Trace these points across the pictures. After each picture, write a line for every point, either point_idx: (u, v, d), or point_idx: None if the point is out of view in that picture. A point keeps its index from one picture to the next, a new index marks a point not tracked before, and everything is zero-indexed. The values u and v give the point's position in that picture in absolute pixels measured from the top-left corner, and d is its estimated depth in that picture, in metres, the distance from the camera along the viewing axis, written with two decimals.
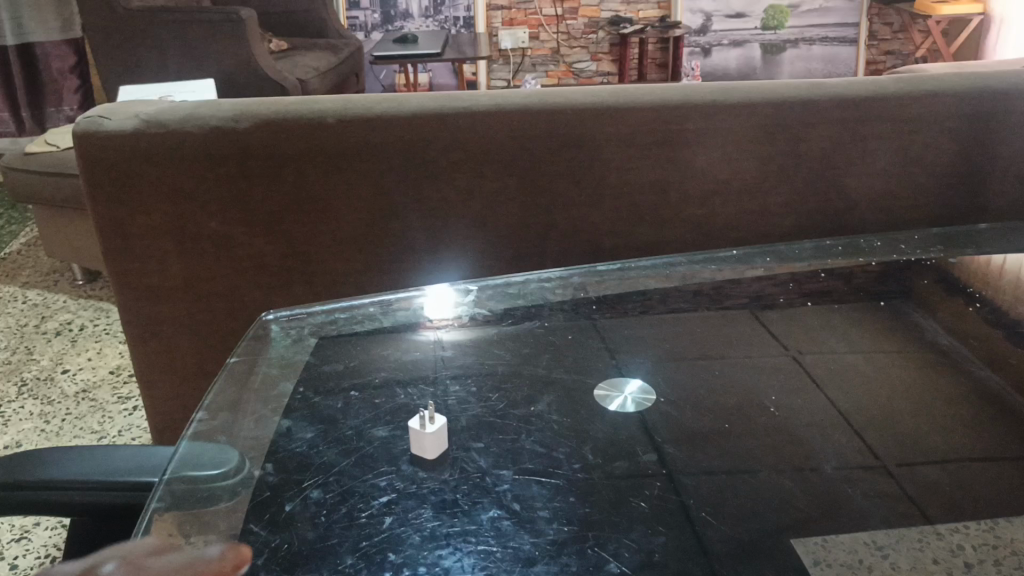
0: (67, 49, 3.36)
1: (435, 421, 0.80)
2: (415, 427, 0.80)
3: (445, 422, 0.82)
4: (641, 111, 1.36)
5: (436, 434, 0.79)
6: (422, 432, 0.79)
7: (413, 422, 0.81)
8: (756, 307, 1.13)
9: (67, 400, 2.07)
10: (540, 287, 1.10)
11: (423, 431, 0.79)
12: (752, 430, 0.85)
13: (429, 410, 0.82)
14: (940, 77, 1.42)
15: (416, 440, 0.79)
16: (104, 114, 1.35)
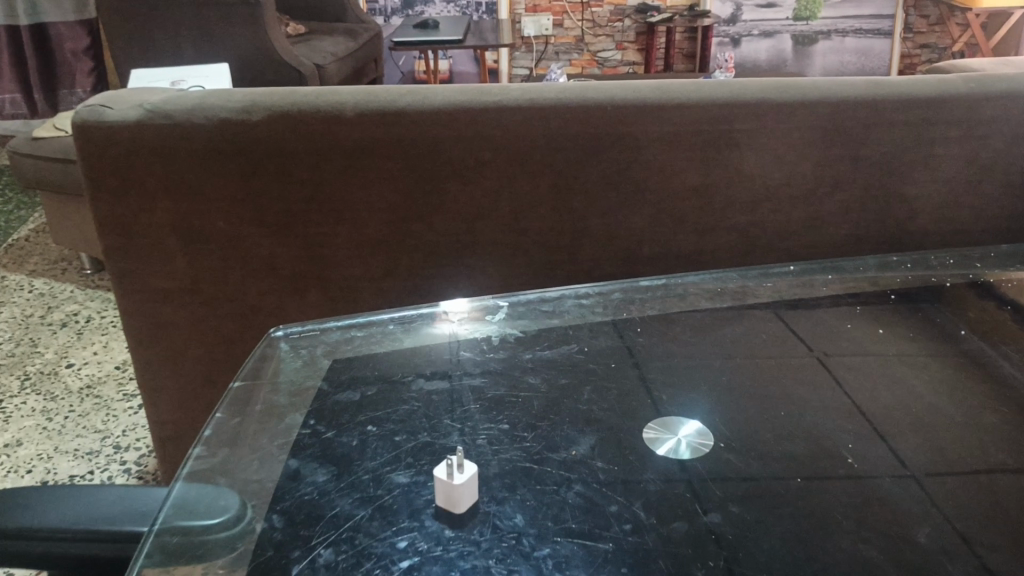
0: (81, 31, 3.24)
1: (466, 469, 0.70)
2: (442, 477, 0.69)
3: (476, 470, 0.71)
4: (689, 110, 1.24)
5: (467, 484, 0.69)
6: (452, 482, 0.68)
7: (439, 470, 0.70)
8: (821, 331, 1.00)
9: (71, 397, 1.97)
10: (577, 305, 1.01)
11: (453, 481, 0.69)
12: (824, 483, 0.75)
13: (457, 455, 0.71)
14: (1013, 78, 1.30)
15: (445, 491, 0.69)
16: (105, 102, 1.24)
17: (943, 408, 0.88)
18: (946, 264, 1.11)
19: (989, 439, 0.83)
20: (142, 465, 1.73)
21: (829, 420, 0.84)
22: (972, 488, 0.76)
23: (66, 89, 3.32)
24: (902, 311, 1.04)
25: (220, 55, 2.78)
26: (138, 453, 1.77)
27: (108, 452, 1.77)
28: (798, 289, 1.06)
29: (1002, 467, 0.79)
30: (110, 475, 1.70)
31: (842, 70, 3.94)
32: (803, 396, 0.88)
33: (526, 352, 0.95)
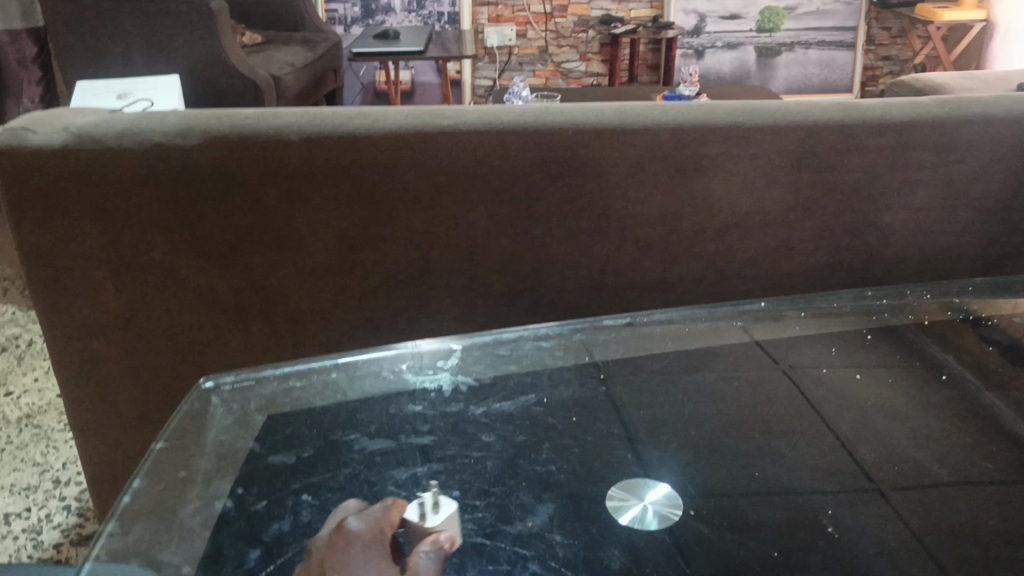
0: (27, 39, 3.02)
1: (443, 505, 0.69)
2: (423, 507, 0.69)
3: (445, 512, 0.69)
4: (655, 135, 1.18)
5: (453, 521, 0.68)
6: (439, 517, 0.67)
7: (408, 508, 0.68)
8: (790, 370, 0.97)
9: (8, 427, 1.83)
10: (535, 346, 0.93)
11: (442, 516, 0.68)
12: (801, 558, 0.71)
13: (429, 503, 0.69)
14: (991, 99, 1.26)
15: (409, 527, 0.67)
16: (27, 126, 1.15)
17: (926, 466, 0.83)
18: (925, 296, 1.06)
19: (975, 500, 0.79)
20: (83, 501, 1.60)
21: (804, 484, 0.80)
22: (956, 556, 0.72)
23: (12, 99, 3.05)
24: (878, 354, 1.00)
25: (171, 66, 2.68)
26: (79, 487, 1.64)
27: (46, 486, 1.64)
28: (769, 325, 1.01)
29: (988, 535, 0.75)
30: (48, 512, 1.57)
31: (804, 83, 3.94)
32: (780, 455, 0.84)
33: (479, 406, 0.89)
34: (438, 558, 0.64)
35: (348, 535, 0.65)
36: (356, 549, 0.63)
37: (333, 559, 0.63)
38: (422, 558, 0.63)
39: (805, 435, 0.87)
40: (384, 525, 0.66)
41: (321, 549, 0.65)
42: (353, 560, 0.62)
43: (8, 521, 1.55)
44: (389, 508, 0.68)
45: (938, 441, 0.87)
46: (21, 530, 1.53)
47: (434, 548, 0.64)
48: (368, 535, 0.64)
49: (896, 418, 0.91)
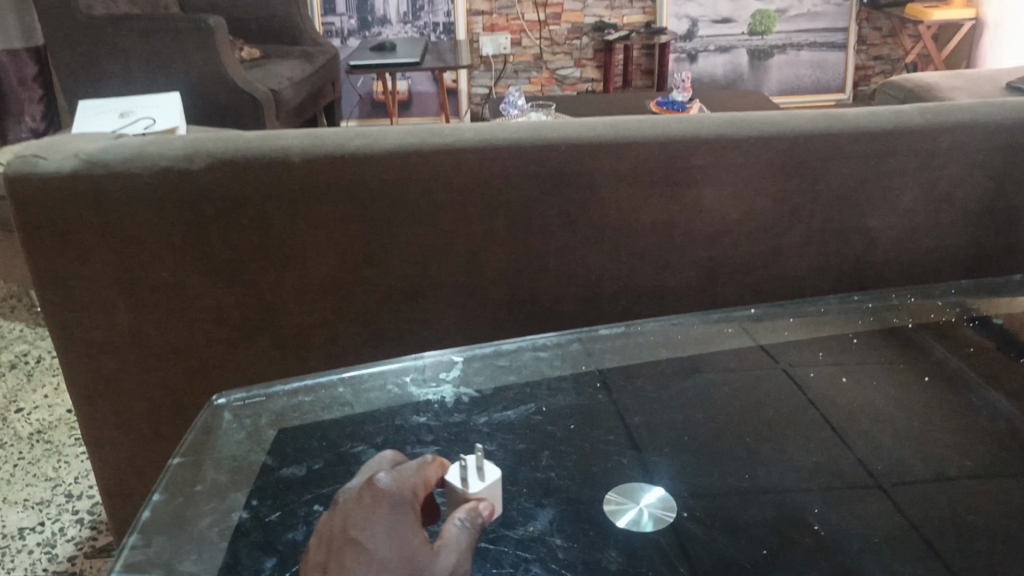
0: (28, 59, 3.07)
1: (488, 471, 0.68)
2: (468, 470, 0.68)
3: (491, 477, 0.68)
4: (646, 148, 1.22)
5: (497, 487, 0.68)
6: (484, 483, 0.67)
7: (450, 470, 0.68)
8: (787, 364, 1.03)
9: (20, 443, 1.86)
10: (534, 357, 1.00)
11: (487, 483, 0.67)
12: (789, 556, 0.75)
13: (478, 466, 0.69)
14: (971, 106, 1.30)
15: (448, 488, 0.67)
16: (38, 152, 1.18)
17: (909, 464, 0.87)
18: (906, 299, 1.12)
19: (955, 496, 0.83)
20: (96, 514, 1.64)
21: (793, 485, 0.84)
22: (936, 550, 0.76)
23: (14, 117, 3.10)
24: (864, 357, 1.04)
25: (171, 83, 2.72)
26: (91, 501, 1.68)
27: (59, 501, 1.68)
28: (758, 331, 1.06)
29: (968, 530, 0.79)
30: (61, 526, 1.61)
31: (797, 84, 3.98)
32: (771, 457, 0.88)
33: (481, 415, 0.93)
34: (471, 528, 0.62)
35: (379, 491, 0.61)
36: (387, 508, 0.60)
37: (361, 514, 0.59)
38: (455, 527, 0.61)
39: (794, 437, 0.91)
40: (415, 487, 0.64)
41: (348, 502, 0.61)
42: (385, 518, 0.59)
43: (23, 535, 1.59)
44: (422, 469, 0.66)
45: (922, 440, 0.91)
46: (35, 544, 1.56)
47: (468, 516, 0.63)
48: (401, 496, 0.62)
49: (882, 419, 0.94)
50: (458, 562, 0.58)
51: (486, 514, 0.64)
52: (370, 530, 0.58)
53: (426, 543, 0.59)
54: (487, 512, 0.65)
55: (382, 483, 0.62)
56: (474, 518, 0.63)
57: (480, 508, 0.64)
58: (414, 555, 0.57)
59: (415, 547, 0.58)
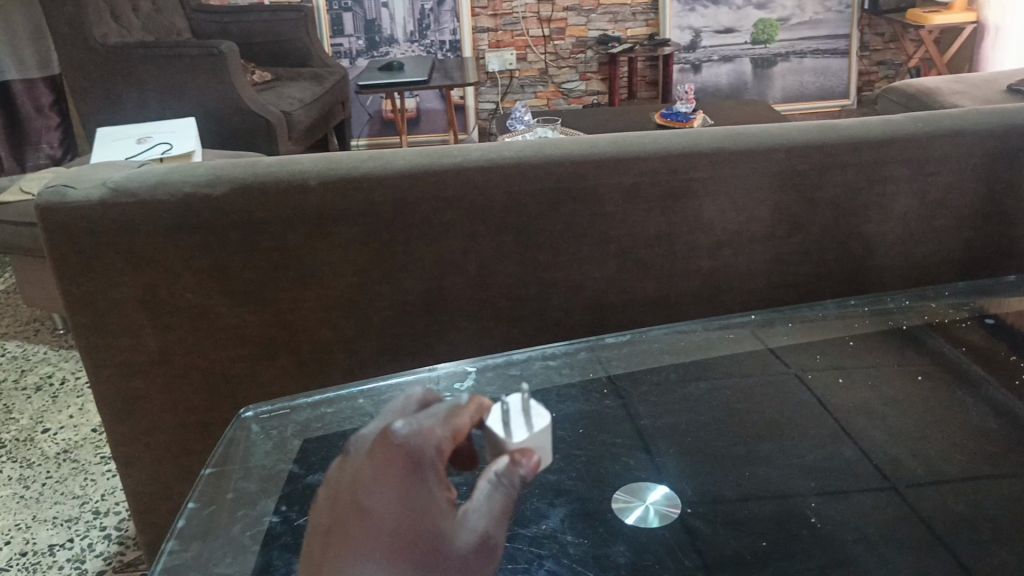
0: (44, 88, 3.17)
1: (536, 418, 0.63)
2: (517, 414, 0.63)
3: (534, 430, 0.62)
4: (647, 163, 1.27)
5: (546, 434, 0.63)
6: (532, 432, 0.62)
7: (492, 414, 0.63)
8: (799, 373, 1.05)
9: (48, 462, 1.92)
10: (544, 366, 1.04)
11: (532, 432, 0.62)
12: (787, 548, 0.80)
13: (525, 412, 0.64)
14: (960, 115, 1.34)
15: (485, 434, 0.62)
16: (68, 183, 1.25)
17: (903, 460, 0.91)
18: (906, 303, 1.15)
19: (946, 488, 0.87)
20: (123, 530, 1.69)
21: (793, 481, 0.88)
22: (927, 539, 0.81)
23: (32, 145, 3.19)
24: (859, 359, 1.08)
25: (184, 108, 2.79)
26: (118, 517, 1.73)
27: (87, 517, 1.73)
28: (760, 335, 1.10)
29: (957, 520, 0.83)
30: (90, 542, 1.66)
31: (801, 91, 4.03)
32: (770, 456, 0.92)
33: None
34: (506, 488, 0.57)
35: (394, 453, 0.55)
36: (401, 474, 0.55)
37: (373, 482, 0.55)
38: (486, 488, 0.57)
39: (792, 438, 0.96)
40: (439, 439, 0.57)
41: (360, 462, 0.56)
42: (397, 484, 0.54)
43: (54, 551, 1.64)
44: (452, 414, 0.59)
45: (915, 436, 0.95)
46: (66, 560, 1.62)
47: (502, 476, 0.57)
48: (420, 457, 0.56)
49: (877, 418, 0.99)
50: (485, 530, 0.55)
51: (528, 467, 0.58)
52: (378, 497, 0.54)
53: (446, 513, 0.55)
54: (526, 463, 0.58)
55: (398, 439, 0.56)
56: (509, 477, 0.57)
57: (519, 458, 0.59)
58: (433, 529, 0.54)
59: (429, 523, 0.54)
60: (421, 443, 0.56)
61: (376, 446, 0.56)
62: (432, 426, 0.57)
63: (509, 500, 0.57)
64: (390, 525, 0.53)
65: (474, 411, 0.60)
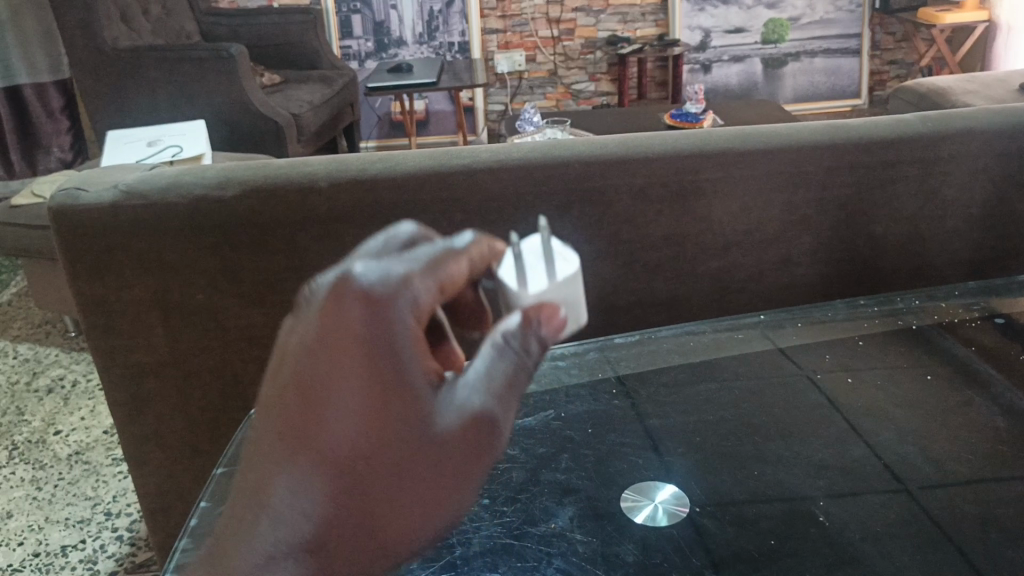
0: (55, 91, 3.19)
1: (560, 265, 0.56)
2: (533, 263, 0.56)
3: (560, 285, 0.54)
4: (656, 163, 1.27)
5: (570, 286, 0.55)
6: (551, 283, 0.54)
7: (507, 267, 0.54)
8: (810, 372, 1.05)
9: (59, 464, 1.93)
10: (554, 366, 1.07)
11: (553, 281, 0.54)
12: (795, 546, 0.80)
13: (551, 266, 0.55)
14: (971, 114, 1.34)
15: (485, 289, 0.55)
16: (80, 185, 1.26)
17: (912, 458, 0.91)
18: (915, 303, 1.17)
19: (957, 488, 0.86)
20: (134, 531, 1.70)
21: (802, 480, 0.88)
22: (936, 539, 0.80)
23: (43, 148, 3.21)
24: (870, 358, 1.08)
25: (195, 111, 2.80)
26: (130, 518, 1.74)
27: (99, 519, 1.74)
28: (767, 334, 1.11)
29: (967, 518, 0.83)
30: (102, 543, 1.67)
31: (813, 91, 4.02)
32: (780, 455, 0.92)
33: None
34: (517, 356, 0.48)
35: (358, 311, 0.43)
36: (364, 357, 0.43)
37: (334, 347, 0.43)
38: (495, 353, 0.48)
39: (801, 436, 0.96)
40: (421, 291, 0.45)
41: (314, 325, 0.44)
42: (366, 356, 0.43)
43: (66, 552, 1.65)
44: (442, 262, 0.46)
45: (925, 435, 0.95)
46: (78, 561, 1.63)
47: (515, 339, 0.48)
48: (395, 330, 0.43)
49: (886, 417, 0.98)
50: (491, 403, 0.46)
51: (548, 329, 0.49)
52: (345, 383, 0.43)
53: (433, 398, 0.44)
54: (546, 324, 0.49)
55: (365, 295, 0.44)
56: (522, 343, 0.48)
57: (540, 319, 0.49)
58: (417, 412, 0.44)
59: (401, 418, 0.44)
60: (396, 296, 0.44)
61: (334, 297, 0.44)
62: (410, 271, 0.45)
63: (519, 371, 0.48)
64: (344, 427, 0.43)
65: (477, 254, 0.49)
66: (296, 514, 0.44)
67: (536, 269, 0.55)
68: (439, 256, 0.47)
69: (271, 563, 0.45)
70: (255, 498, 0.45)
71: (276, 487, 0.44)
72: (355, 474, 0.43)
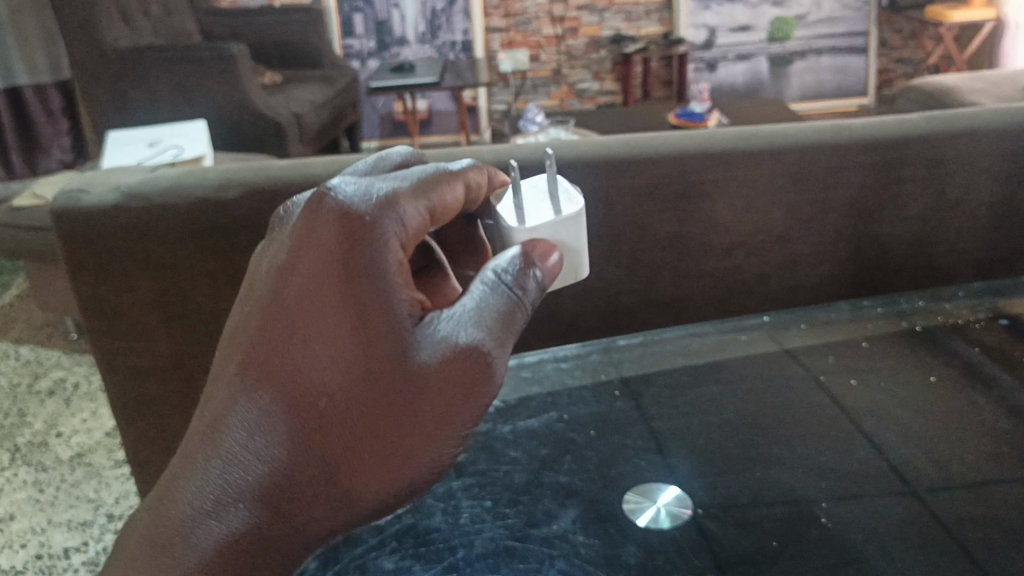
0: (55, 92, 3.20)
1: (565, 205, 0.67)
2: (543, 202, 0.68)
3: (557, 217, 0.66)
4: (659, 164, 1.27)
5: (571, 224, 0.66)
6: (554, 218, 0.66)
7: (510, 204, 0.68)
8: (813, 377, 1.05)
9: (61, 466, 1.93)
10: (558, 368, 1.08)
11: (557, 216, 0.66)
12: (797, 547, 0.80)
13: (555, 200, 0.67)
14: (975, 114, 1.34)
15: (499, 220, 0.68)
16: (82, 188, 1.26)
17: (916, 460, 0.91)
18: (918, 303, 1.18)
19: (963, 491, 0.86)
20: None
21: (804, 482, 0.88)
22: (940, 542, 0.80)
23: (44, 149, 3.21)
24: (874, 360, 1.08)
25: (198, 111, 2.80)
26: None
27: (101, 521, 1.74)
28: (770, 336, 1.12)
29: (972, 519, 0.82)
30: (104, 546, 1.68)
31: (818, 90, 4.01)
32: (783, 456, 0.92)
33: (507, 424, 0.99)
34: (516, 291, 0.56)
35: (346, 223, 0.53)
36: (342, 280, 0.53)
37: (322, 252, 0.53)
38: (491, 288, 0.56)
39: (804, 437, 0.96)
40: (408, 211, 0.55)
41: (295, 239, 0.54)
42: (350, 269, 0.53)
43: (68, 555, 1.66)
44: (431, 188, 0.57)
45: (930, 436, 0.95)
46: (80, 563, 1.64)
47: (516, 275, 0.57)
48: (378, 257, 0.53)
49: (891, 417, 0.98)
50: (479, 328, 0.54)
51: (542, 272, 0.58)
52: (323, 310, 0.53)
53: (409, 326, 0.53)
54: (542, 264, 0.58)
55: (351, 211, 0.53)
56: (520, 280, 0.57)
57: (537, 261, 0.59)
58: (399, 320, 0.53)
59: (367, 349, 0.53)
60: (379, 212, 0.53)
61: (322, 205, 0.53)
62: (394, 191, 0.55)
63: (516, 306, 0.56)
64: (307, 357, 0.53)
65: (461, 185, 0.60)
66: (249, 451, 0.52)
67: (538, 206, 0.67)
68: (422, 181, 0.57)
69: (216, 509, 0.53)
70: (211, 435, 0.53)
71: (231, 421, 0.52)
72: (311, 406, 0.53)
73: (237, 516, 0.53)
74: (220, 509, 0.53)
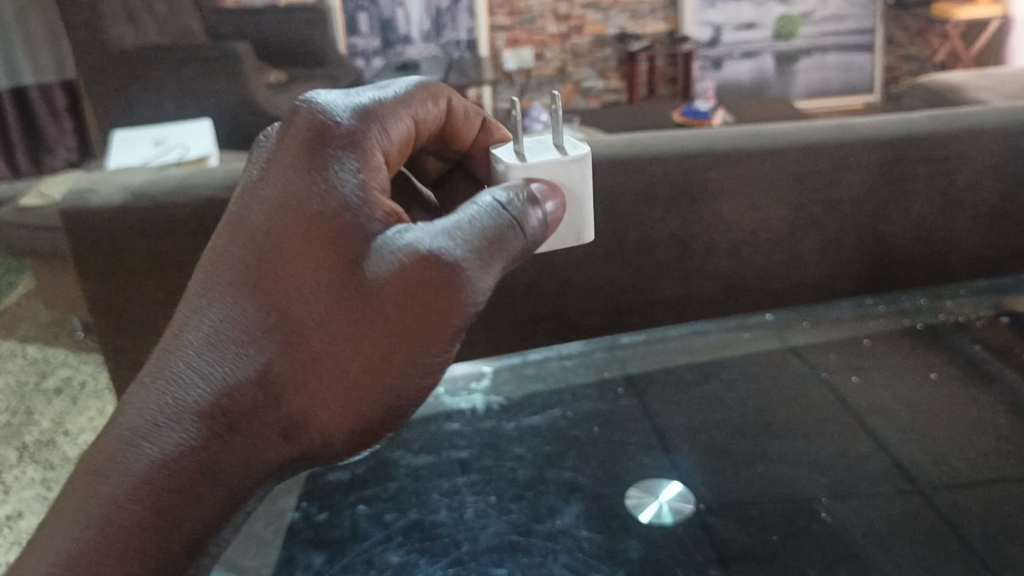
0: (60, 92, 3.22)
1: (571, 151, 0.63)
2: (547, 147, 0.64)
3: (560, 160, 0.62)
4: (663, 163, 1.29)
5: (574, 168, 0.62)
6: (557, 159, 0.62)
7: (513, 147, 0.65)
8: (816, 375, 1.06)
9: (69, 464, 1.95)
10: (561, 365, 1.08)
11: (558, 158, 0.62)
12: (798, 542, 0.81)
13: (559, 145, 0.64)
14: (977, 114, 1.35)
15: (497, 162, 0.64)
16: (90, 187, 1.27)
17: (917, 456, 0.92)
18: (920, 301, 1.18)
19: (966, 488, 0.87)
20: None
21: (805, 478, 0.89)
22: (940, 538, 0.81)
23: (48, 148, 3.23)
24: (876, 359, 1.08)
25: (204, 110, 2.83)
26: None
27: None
28: (772, 333, 1.13)
29: (972, 514, 0.83)
30: None
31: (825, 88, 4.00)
32: (785, 452, 0.93)
33: (511, 421, 1.00)
34: (506, 212, 0.54)
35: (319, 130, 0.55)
36: (303, 187, 0.53)
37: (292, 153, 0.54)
38: (477, 210, 0.54)
39: (806, 434, 0.97)
40: (378, 121, 0.57)
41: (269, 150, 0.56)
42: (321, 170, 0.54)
43: None
44: (403, 106, 0.60)
45: (931, 432, 0.96)
46: None
47: (507, 200, 0.55)
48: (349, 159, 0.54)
49: (894, 414, 0.99)
50: (457, 242, 0.52)
51: (541, 214, 0.56)
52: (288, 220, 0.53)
53: (368, 232, 0.53)
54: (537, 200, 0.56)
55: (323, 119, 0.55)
56: (509, 206, 0.55)
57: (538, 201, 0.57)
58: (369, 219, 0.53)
59: (326, 261, 0.52)
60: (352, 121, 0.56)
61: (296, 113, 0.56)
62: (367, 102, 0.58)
63: (503, 229, 0.54)
64: (263, 266, 0.53)
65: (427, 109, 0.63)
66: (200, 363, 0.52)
67: (541, 149, 0.64)
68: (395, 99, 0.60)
69: (154, 428, 0.52)
70: (168, 355, 0.53)
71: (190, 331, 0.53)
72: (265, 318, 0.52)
73: (179, 434, 0.52)
74: (157, 429, 0.52)
